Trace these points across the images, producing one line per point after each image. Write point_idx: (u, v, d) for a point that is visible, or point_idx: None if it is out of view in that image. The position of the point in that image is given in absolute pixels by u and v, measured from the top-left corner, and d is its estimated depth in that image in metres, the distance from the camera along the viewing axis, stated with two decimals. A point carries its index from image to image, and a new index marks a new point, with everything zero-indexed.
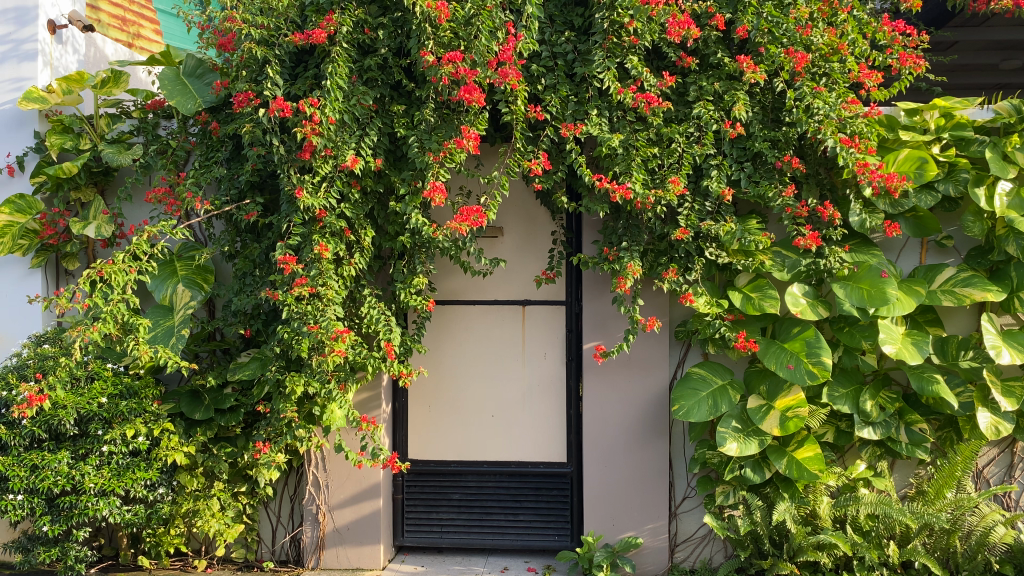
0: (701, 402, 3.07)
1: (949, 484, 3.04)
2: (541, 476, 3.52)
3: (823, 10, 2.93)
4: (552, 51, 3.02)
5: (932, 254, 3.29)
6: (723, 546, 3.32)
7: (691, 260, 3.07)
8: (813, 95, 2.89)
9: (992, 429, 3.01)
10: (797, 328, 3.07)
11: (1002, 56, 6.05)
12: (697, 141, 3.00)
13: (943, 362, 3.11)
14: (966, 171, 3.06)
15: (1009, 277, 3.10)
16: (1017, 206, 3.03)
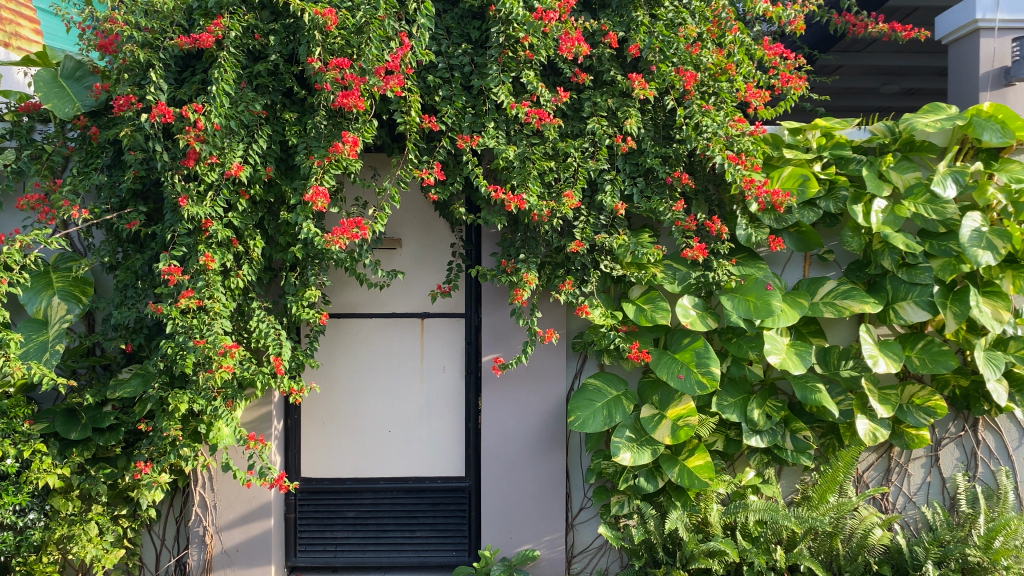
0: (597, 412, 3.09)
1: (831, 488, 3.15)
2: (439, 490, 3.49)
3: (711, 31, 3.06)
4: (448, 63, 3.00)
5: (815, 267, 3.44)
6: (619, 555, 3.36)
7: (587, 273, 3.09)
8: (702, 113, 2.99)
9: (870, 435, 3.15)
10: (688, 338, 3.15)
11: (882, 81, 6.47)
12: (592, 156, 3.04)
13: (826, 371, 3.24)
14: (845, 189, 3.21)
15: (885, 290, 3.25)
16: (891, 222, 3.17)
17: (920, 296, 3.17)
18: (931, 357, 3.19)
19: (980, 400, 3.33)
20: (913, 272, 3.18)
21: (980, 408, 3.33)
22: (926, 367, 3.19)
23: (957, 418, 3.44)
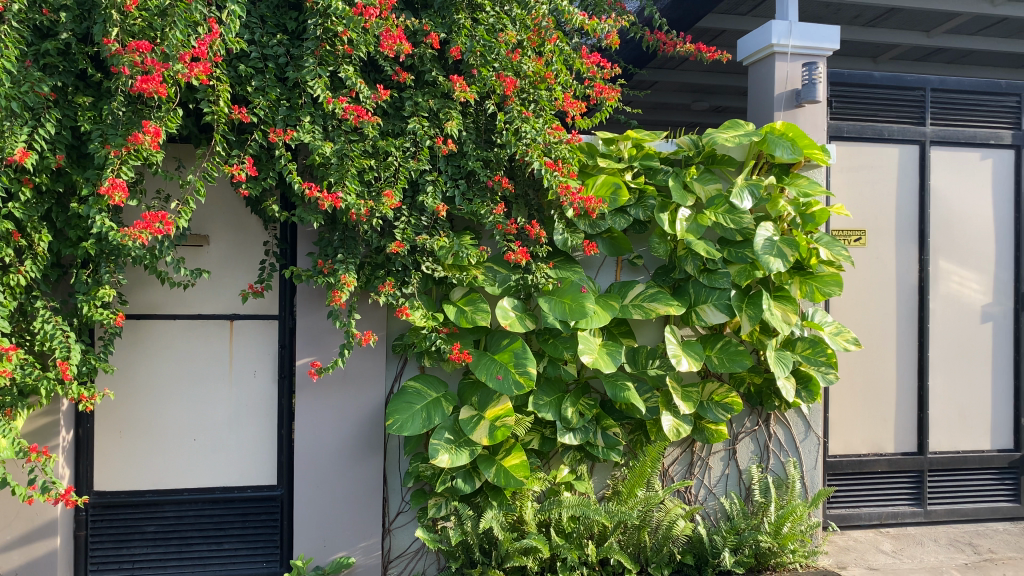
0: (416, 415, 3.07)
1: (640, 483, 3.29)
2: (249, 500, 3.33)
3: (531, 40, 3.12)
4: (262, 52, 2.88)
5: (625, 271, 3.59)
6: (436, 558, 3.35)
7: (408, 274, 3.06)
8: (522, 119, 3.06)
9: (674, 431, 3.32)
10: (507, 339, 3.19)
11: (693, 97, 6.90)
12: (413, 156, 3.00)
13: (635, 369, 3.39)
14: (653, 198, 3.37)
15: (688, 294, 3.44)
16: (694, 230, 3.36)
17: (719, 299, 3.38)
18: (729, 357, 3.42)
19: (771, 397, 3.60)
20: (712, 277, 3.39)
21: (771, 404, 3.60)
22: (724, 366, 3.41)
23: (752, 413, 3.69)
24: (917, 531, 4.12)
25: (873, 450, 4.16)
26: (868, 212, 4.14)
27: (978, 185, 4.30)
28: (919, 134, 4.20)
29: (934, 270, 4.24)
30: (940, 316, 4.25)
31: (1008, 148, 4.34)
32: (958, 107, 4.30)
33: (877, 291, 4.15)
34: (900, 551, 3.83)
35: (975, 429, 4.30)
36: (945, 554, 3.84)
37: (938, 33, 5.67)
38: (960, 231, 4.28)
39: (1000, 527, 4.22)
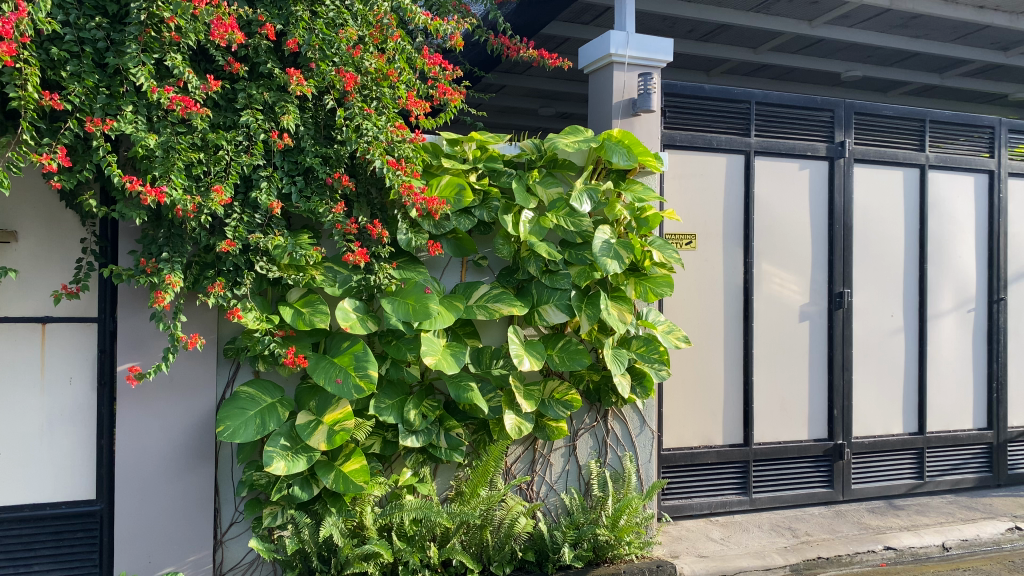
0: (249, 421, 2.95)
1: (482, 482, 3.32)
2: (63, 518, 3.09)
3: (373, 36, 3.07)
4: (77, 36, 2.66)
5: (470, 272, 3.59)
6: (272, 568, 3.23)
7: (241, 274, 2.93)
8: (363, 116, 3.00)
9: (516, 429, 3.34)
10: (347, 341, 3.12)
11: (540, 103, 7.04)
12: (246, 151, 2.88)
13: (479, 370, 3.40)
14: (496, 200, 3.40)
15: (531, 295, 3.48)
16: (537, 231, 3.41)
17: (560, 300, 3.46)
18: (569, 355, 3.50)
19: (608, 393, 3.70)
20: (554, 278, 3.46)
21: (608, 400, 3.70)
22: (564, 364, 3.49)
23: (591, 410, 3.80)
24: (743, 518, 4.37)
25: (704, 443, 4.38)
26: (698, 217, 4.36)
27: (797, 193, 4.62)
28: (744, 145, 4.46)
29: (757, 272, 4.52)
30: (763, 316, 4.53)
31: (823, 159, 4.69)
32: (779, 120, 4.60)
33: (706, 292, 4.38)
34: (728, 538, 4.05)
35: (794, 420, 4.61)
36: (767, 539, 4.09)
37: (764, 50, 6.04)
38: (781, 237, 4.58)
39: (815, 511, 4.54)
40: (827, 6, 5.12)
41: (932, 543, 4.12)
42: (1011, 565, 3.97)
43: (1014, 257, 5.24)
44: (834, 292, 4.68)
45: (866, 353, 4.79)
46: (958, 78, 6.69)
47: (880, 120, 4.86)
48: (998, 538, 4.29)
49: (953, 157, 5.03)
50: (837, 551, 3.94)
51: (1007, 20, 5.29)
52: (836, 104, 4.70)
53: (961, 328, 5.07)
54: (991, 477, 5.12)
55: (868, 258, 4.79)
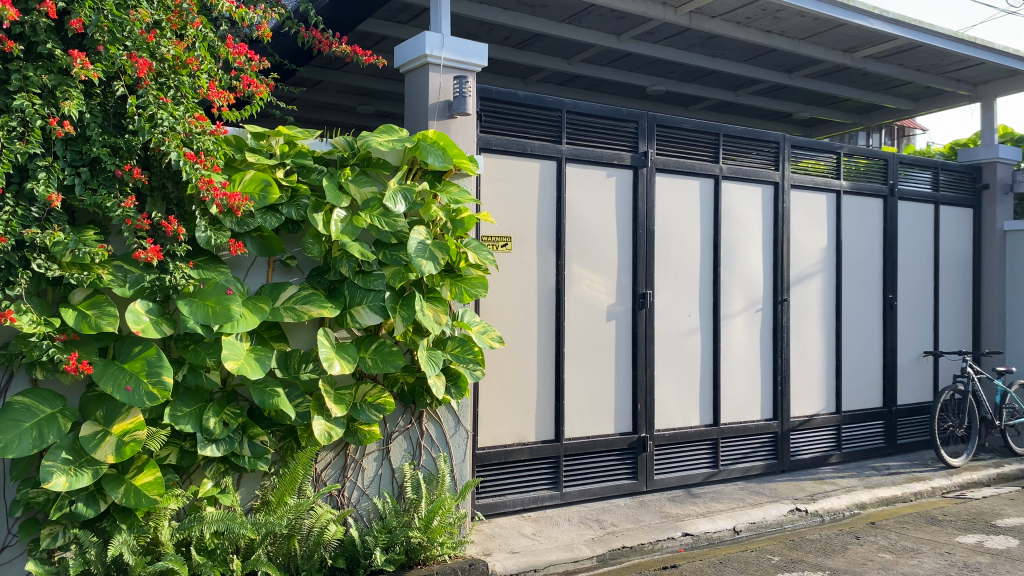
0: (24, 434, 2.69)
1: (290, 490, 3.21)
2: None
3: (171, 21, 2.92)
4: None
5: (278, 273, 3.43)
6: None
7: (14, 273, 2.66)
8: (158, 105, 2.83)
9: (325, 434, 3.29)
10: (139, 346, 2.90)
11: (358, 101, 6.93)
12: (20, 137, 2.61)
13: (286, 375, 3.28)
14: (306, 198, 3.28)
15: (343, 296, 3.41)
16: (349, 231, 3.33)
17: (373, 301, 3.40)
18: (382, 358, 3.44)
19: (423, 394, 3.69)
20: (367, 279, 3.39)
21: (423, 402, 3.69)
22: (378, 367, 3.44)
23: (405, 412, 3.75)
24: (554, 512, 4.51)
25: (517, 440, 4.47)
26: (512, 219, 4.45)
27: (605, 199, 4.82)
28: (556, 151, 4.60)
29: (568, 274, 4.67)
30: (573, 317, 4.69)
31: (628, 167, 4.92)
32: (588, 129, 4.78)
33: (519, 293, 4.47)
34: (539, 533, 4.16)
35: (602, 416, 4.80)
36: (576, 531, 4.23)
37: (576, 61, 6.26)
38: (590, 240, 4.76)
39: (621, 502, 4.76)
40: (633, 21, 5.38)
41: (724, 527, 4.43)
42: (791, 544, 4.34)
43: (795, 262, 5.73)
44: (638, 293, 4.93)
45: (667, 351, 5.08)
46: (750, 96, 7.24)
47: (679, 132, 5.16)
48: (781, 519, 4.67)
49: (743, 169, 5.44)
50: (640, 540, 4.15)
51: (790, 45, 5.79)
52: (640, 116, 4.95)
53: (750, 327, 5.49)
54: (776, 463, 5.58)
55: (668, 261, 5.09)
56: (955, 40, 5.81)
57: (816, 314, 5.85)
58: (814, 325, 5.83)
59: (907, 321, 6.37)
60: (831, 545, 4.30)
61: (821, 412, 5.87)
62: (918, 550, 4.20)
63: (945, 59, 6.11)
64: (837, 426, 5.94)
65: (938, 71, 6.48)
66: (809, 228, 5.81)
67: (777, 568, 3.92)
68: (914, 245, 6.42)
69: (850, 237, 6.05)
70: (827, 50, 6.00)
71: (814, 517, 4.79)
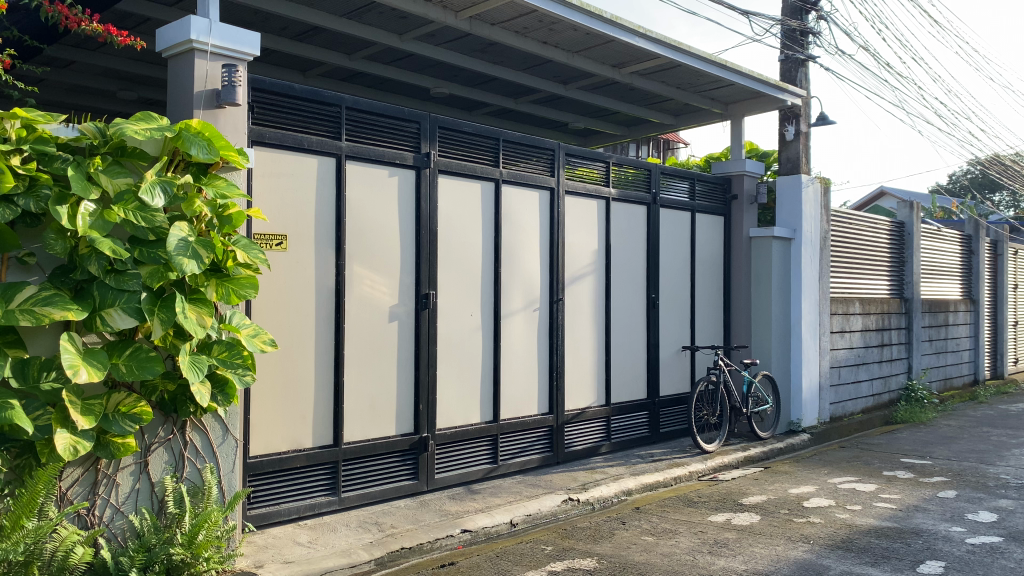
0: None
1: (27, 513, 2.86)
2: None
3: None
4: None
5: (13, 272, 3.06)
6: None
7: None
8: None
9: (69, 449, 3.00)
10: None
11: (119, 85, 6.41)
12: None
13: (23, 385, 2.96)
14: (47, 188, 3.00)
15: (91, 297, 3.11)
16: (100, 226, 3.08)
17: (128, 303, 3.14)
18: (138, 364, 3.20)
19: (186, 403, 3.46)
20: (120, 278, 3.13)
21: (186, 411, 3.46)
22: (133, 374, 3.19)
23: (165, 422, 3.49)
24: (332, 518, 4.41)
25: (293, 447, 4.32)
26: (288, 217, 4.29)
27: (386, 199, 4.77)
28: (335, 148, 4.50)
29: (348, 274, 4.58)
30: (353, 318, 4.61)
31: (410, 167, 4.91)
32: (369, 127, 4.71)
33: (296, 294, 4.33)
34: (315, 540, 4.05)
35: (383, 418, 4.75)
36: (354, 536, 4.16)
37: (358, 57, 6.16)
38: (371, 240, 4.70)
39: (401, 503, 4.74)
40: (414, 21, 5.38)
41: (501, 521, 4.54)
42: (563, 533, 4.53)
43: (569, 264, 6.00)
44: (421, 294, 4.95)
45: (448, 351, 5.13)
46: (528, 104, 7.49)
47: (460, 135, 5.23)
48: (555, 510, 4.87)
49: (521, 174, 5.61)
50: (419, 539, 4.16)
51: (565, 57, 6.06)
52: (421, 117, 4.96)
53: (528, 325, 5.68)
54: (551, 456, 5.81)
55: (449, 261, 5.14)
56: (708, 61, 6.36)
57: (588, 313, 6.16)
58: (586, 323, 6.14)
59: (668, 319, 6.88)
60: (599, 531, 4.54)
61: (592, 405, 6.19)
62: (676, 530, 4.55)
63: (701, 78, 6.67)
64: (607, 418, 6.30)
65: (695, 90, 7.05)
66: (581, 232, 6.11)
67: (550, 558, 4.07)
68: (675, 249, 6.94)
69: (618, 241, 6.43)
70: (599, 64, 6.34)
71: (585, 506, 5.04)
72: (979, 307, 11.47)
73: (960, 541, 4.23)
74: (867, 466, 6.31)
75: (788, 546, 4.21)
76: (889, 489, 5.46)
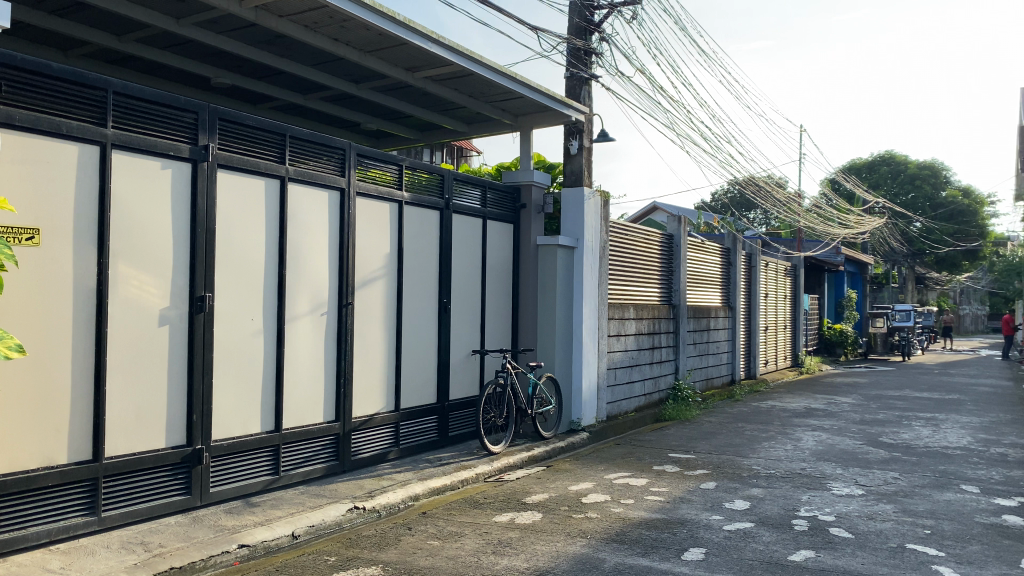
0: None
1: None
2: None
3: None
4: None
5: None
6: None
7: None
8: None
9: None
10: None
11: None
12: None
13: None
14: None
15: None
16: None
17: None
18: None
19: None
20: None
21: None
22: None
23: None
24: (89, 541, 4.02)
25: (44, 464, 3.90)
26: (41, 208, 3.88)
27: (158, 193, 4.44)
28: (100, 135, 4.13)
29: (113, 274, 4.22)
30: (118, 322, 4.25)
31: (186, 161, 4.61)
32: (140, 115, 4.36)
33: (49, 294, 3.92)
34: (69, 566, 3.67)
35: (151, 430, 4.41)
36: (115, 559, 3.81)
37: (128, 40, 5.69)
38: (140, 237, 4.35)
39: (171, 521, 4.41)
40: (194, 6, 5.06)
41: (282, 534, 4.36)
42: (348, 542, 4.43)
43: (358, 267, 5.89)
44: (196, 297, 4.65)
45: (227, 356, 4.86)
46: (318, 102, 7.28)
47: (244, 129, 4.98)
48: (340, 519, 4.75)
49: (309, 173, 5.44)
50: (191, 558, 3.89)
51: (357, 56, 5.95)
52: (199, 107, 4.67)
53: (314, 330, 5.51)
54: (337, 464, 5.67)
55: (229, 262, 4.87)
56: (499, 72, 6.51)
57: (377, 318, 6.08)
58: (376, 327, 6.06)
59: (458, 323, 6.95)
60: (385, 539, 4.49)
61: (380, 411, 6.11)
62: (462, 533, 4.59)
63: (492, 88, 6.81)
64: (395, 425, 6.25)
65: (487, 99, 7.19)
66: (372, 235, 6.02)
67: (333, 568, 3.97)
68: (465, 255, 7.02)
69: (410, 245, 6.41)
70: (391, 66, 6.28)
71: (371, 514, 4.95)
72: (735, 314, 12.61)
73: (718, 528, 4.61)
74: (640, 462, 6.72)
75: (567, 541, 4.38)
76: (658, 483, 5.84)
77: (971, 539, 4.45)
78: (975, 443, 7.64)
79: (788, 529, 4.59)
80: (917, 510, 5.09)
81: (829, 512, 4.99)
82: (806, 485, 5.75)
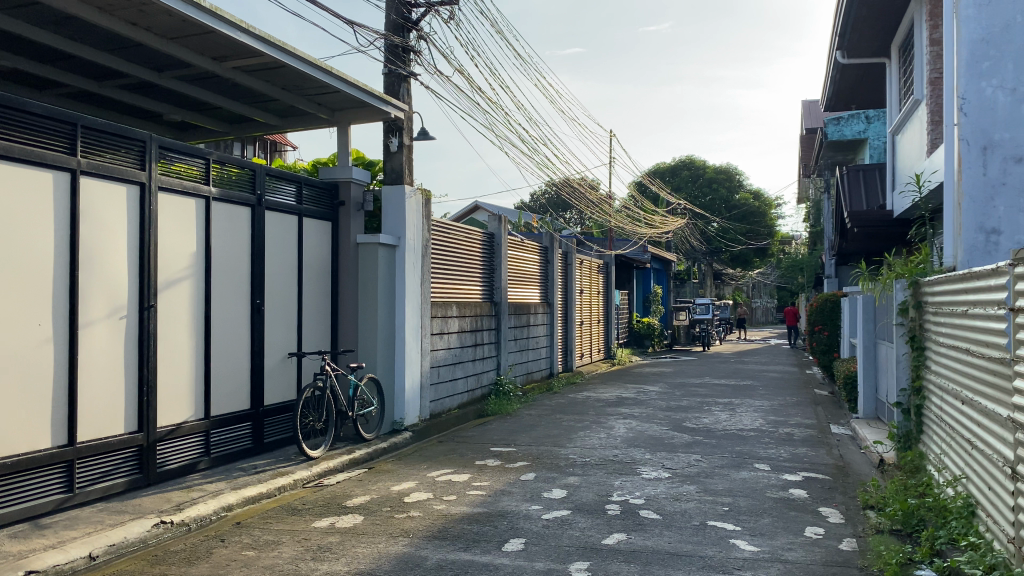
0: None
1: None
2: None
3: None
4: None
5: None
6: None
7: None
8: None
9: None
10: None
11: None
12: None
13: None
14: None
15: None
16: None
17: None
18: None
19: None
20: None
21: None
22: None
23: None
24: None
25: None
26: None
27: None
28: None
29: None
30: None
31: None
32: None
33: None
34: None
35: None
36: None
37: None
38: None
39: None
40: None
41: (78, 556, 4.01)
42: (153, 560, 4.15)
43: (161, 267, 5.53)
44: None
45: (9, 365, 4.42)
46: (114, 89, 6.75)
47: (26, 117, 4.54)
48: (145, 535, 4.44)
49: (104, 166, 5.04)
50: None
51: (157, 43, 5.58)
52: None
53: (112, 334, 5.12)
54: (140, 478, 5.30)
55: (10, 261, 4.42)
56: (313, 66, 6.33)
57: (184, 320, 5.74)
58: (182, 331, 5.72)
59: (273, 324, 6.70)
60: (195, 553, 4.25)
61: (188, 420, 5.78)
62: (278, 541, 4.42)
63: (306, 81, 6.61)
64: (205, 432, 5.93)
65: (301, 92, 6.98)
66: (177, 233, 5.68)
67: None
68: (280, 254, 6.77)
69: (219, 243, 6.10)
70: (196, 54, 5.94)
71: (179, 527, 4.67)
72: (553, 310, 13.00)
73: (537, 518, 4.74)
74: (461, 458, 6.77)
75: (389, 542, 4.34)
76: (480, 478, 5.92)
77: (763, 512, 4.84)
78: (766, 425, 8.32)
79: (602, 514, 4.80)
80: (717, 489, 5.48)
81: (639, 495, 5.27)
82: (618, 471, 6.04)
